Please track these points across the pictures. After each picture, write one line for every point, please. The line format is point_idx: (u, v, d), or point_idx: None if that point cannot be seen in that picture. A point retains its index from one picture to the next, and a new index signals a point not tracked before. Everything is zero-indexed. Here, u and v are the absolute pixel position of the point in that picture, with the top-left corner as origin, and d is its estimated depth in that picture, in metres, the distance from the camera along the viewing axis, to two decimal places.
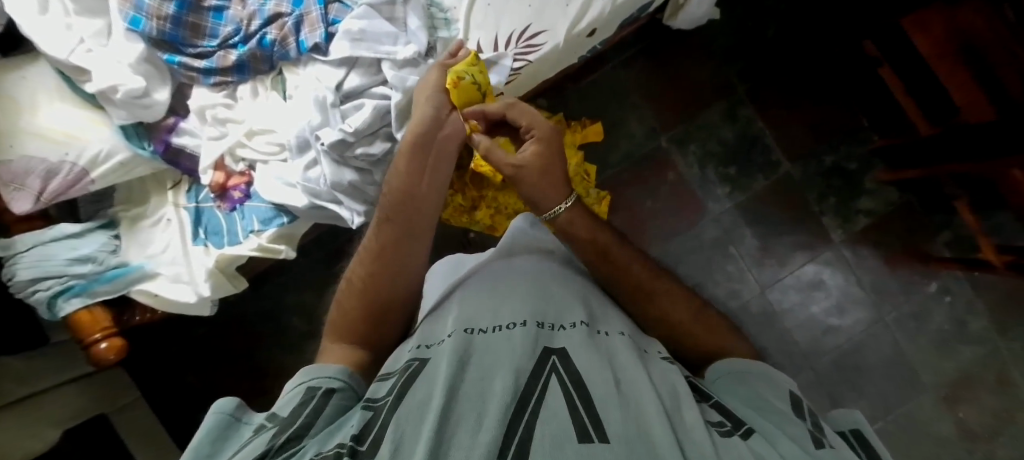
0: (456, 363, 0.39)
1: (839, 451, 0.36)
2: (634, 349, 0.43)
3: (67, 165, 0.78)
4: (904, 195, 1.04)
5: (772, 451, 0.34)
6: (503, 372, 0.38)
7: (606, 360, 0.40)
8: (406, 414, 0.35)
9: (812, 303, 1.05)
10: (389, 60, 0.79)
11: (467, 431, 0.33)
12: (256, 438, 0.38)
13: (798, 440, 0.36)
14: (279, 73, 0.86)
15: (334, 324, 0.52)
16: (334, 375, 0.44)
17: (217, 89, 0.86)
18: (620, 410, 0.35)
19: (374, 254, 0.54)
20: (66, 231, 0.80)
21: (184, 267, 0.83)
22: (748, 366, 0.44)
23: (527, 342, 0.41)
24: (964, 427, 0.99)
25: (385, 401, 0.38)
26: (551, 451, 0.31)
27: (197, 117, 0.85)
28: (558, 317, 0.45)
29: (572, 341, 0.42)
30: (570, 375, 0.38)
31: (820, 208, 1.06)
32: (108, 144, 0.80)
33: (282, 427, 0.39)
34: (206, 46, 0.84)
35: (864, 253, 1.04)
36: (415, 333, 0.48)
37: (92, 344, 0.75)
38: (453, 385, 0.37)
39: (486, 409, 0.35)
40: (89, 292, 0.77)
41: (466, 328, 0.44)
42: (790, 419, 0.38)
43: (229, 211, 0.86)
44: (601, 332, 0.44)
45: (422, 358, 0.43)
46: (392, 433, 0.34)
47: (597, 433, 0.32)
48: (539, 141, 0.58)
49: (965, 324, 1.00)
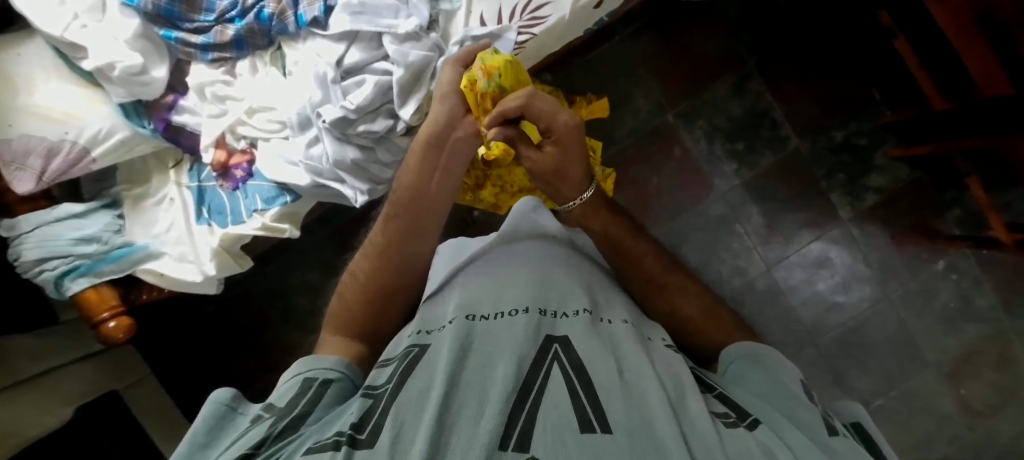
0: (458, 351, 0.39)
1: (850, 439, 0.36)
2: (636, 334, 0.43)
3: (67, 144, 0.78)
4: (914, 172, 1.02)
5: (779, 443, 0.33)
6: (504, 360, 0.38)
7: (609, 347, 0.40)
8: (406, 402, 0.36)
9: (818, 281, 1.05)
10: (390, 33, 0.77)
11: (468, 418, 0.33)
12: (253, 427, 0.39)
13: (809, 429, 0.36)
14: (277, 48, 0.84)
15: (336, 318, 0.53)
16: (331, 366, 0.45)
17: (215, 66, 0.84)
18: (624, 402, 0.34)
19: (377, 251, 0.55)
20: (68, 211, 0.80)
21: (189, 247, 0.83)
22: (764, 350, 0.45)
23: (529, 329, 0.41)
24: (966, 403, 1.00)
25: (385, 389, 0.38)
26: (552, 442, 0.31)
27: (196, 94, 0.83)
28: (560, 303, 0.45)
29: (575, 329, 0.42)
30: (572, 363, 0.38)
31: (829, 185, 1.05)
32: (108, 123, 0.79)
33: (278, 417, 0.40)
34: (203, 21, 0.82)
35: (872, 230, 1.04)
36: (415, 318, 0.48)
37: (100, 323, 0.76)
38: (454, 373, 0.37)
39: (487, 397, 0.35)
40: (95, 272, 0.78)
41: (468, 314, 0.44)
42: (802, 404, 0.38)
43: (231, 190, 0.86)
44: (604, 318, 0.44)
45: (422, 344, 0.43)
46: (391, 421, 0.34)
47: (600, 425, 0.32)
48: (556, 144, 0.54)
49: (972, 301, 1.00)
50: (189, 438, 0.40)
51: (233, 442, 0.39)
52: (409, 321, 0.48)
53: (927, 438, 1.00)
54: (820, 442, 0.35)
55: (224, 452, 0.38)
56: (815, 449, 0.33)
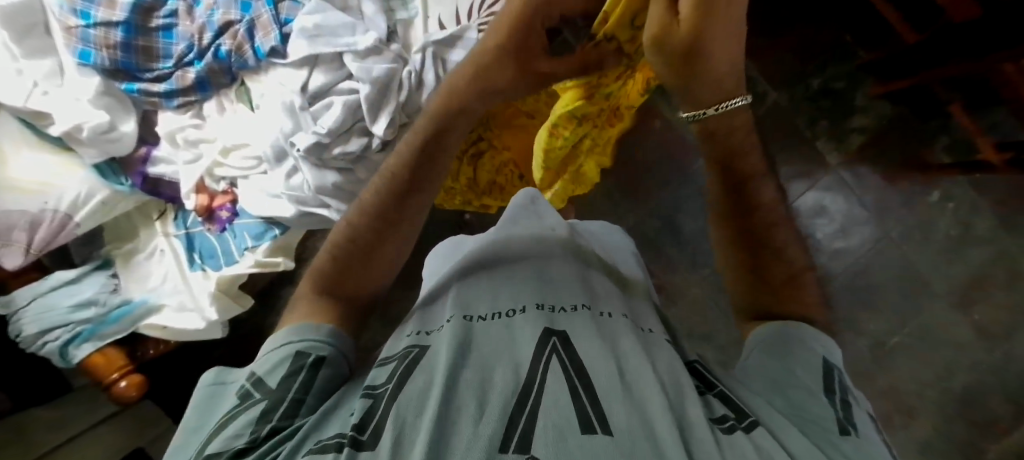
0: (458, 351, 0.38)
1: (864, 441, 0.35)
2: (635, 329, 0.42)
3: (48, 213, 0.77)
4: (897, 107, 1.01)
5: (777, 447, 0.32)
6: (504, 363, 0.38)
7: (608, 345, 0.39)
8: (407, 402, 0.35)
9: (816, 230, 1.05)
10: (351, 52, 0.76)
11: (468, 418, 0.33)
12: (245, 410, 0.38)
13: (817, 424, 0.36)
14: (241, 84, 0.83)
15: (325, 265, 0.50)
16: (322, 338, 0.44)
17: (183, 110, 0.84)
18: (625, 404, 0.34)
19: (377, 210, 0.51)
20: (62, 278, 0.80)
21: (187, 294, 0.83)
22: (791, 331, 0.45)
23: (527, 328, 0.41)
24: (981, 328, 0.99)
25: (385, 389, 0.38)
26: (553, 443, 0.30)
27: (168, 143, 0.83)
28: (558, 298, 0.45)
29: (575, 324, 0.42)
30: (571, 359, 0.38)
31: (813, 133, 1.04)
32: (85, 186, 0.79)
33: (270, 403, 0.39)
34: (162, 68, 0.81)
35: (863, 171, 1.03)
36: (414, 316, 0.48)
37: (110, 384, 0.74)
38: (454, 371, 0.37)
39: (487, 397, 0.34)
40: (98, 335, 0.77)
41: (466, 314, 0.43)
42: (812, 397, 0.38)
43: (219, 232, 0.85)
44: (604, 314, 0.44)
45: (422, 344, 0.42)
46: (392, 422, 0.34)
47: (600, 425, 0.32)
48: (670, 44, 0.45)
49: (972, 226, 0.99)
50: (185, 422, 0.41)
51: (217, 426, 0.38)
52: (407, 320, 0.48)
53: (948, 367, 1.00)
54: (833, 444, 0.34)
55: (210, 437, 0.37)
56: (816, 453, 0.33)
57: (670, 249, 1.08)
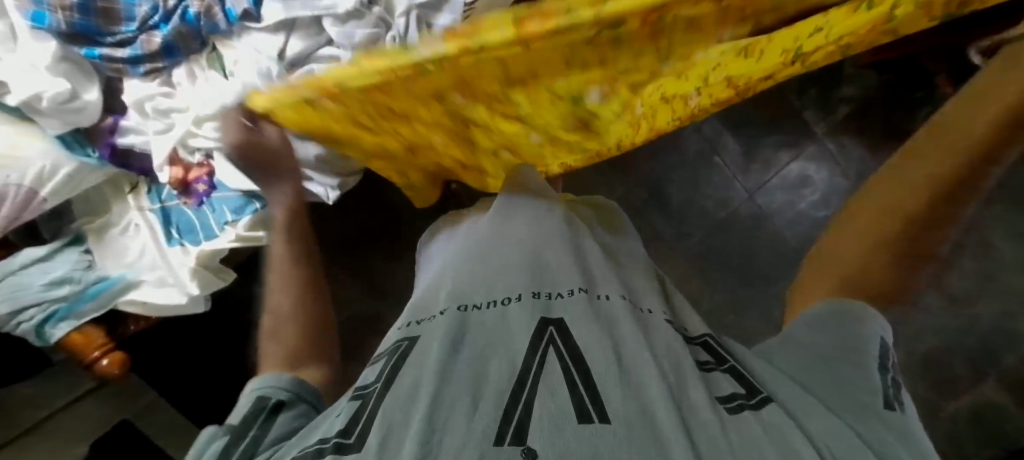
0: (450, 344, 0.38)
1: (906, 417, 0.37)
2: (633, 311, 0.42)
3: (12, 188, 0.73)
4: (884, 76, 1.01)
5: (783, 425, 0.34)
6: (500, 355, 0.37)
7: (606, 329, 0.39)
8: (397, 400, 0.35)
9: (800, 200, 1.05)
10: (330, 15, 0.72)
11: (461, 412, 0.32)
12: (211, 444, 0.41)
13: (861, 403, 0.37)
14: (213, 49, 0.78)
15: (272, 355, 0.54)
16: (282, 385, 0.47)
17: (150, 78, 0.79)
18: (623, 389, 0.34)
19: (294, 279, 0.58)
20: (31, 256, 0.78)
21: (166, 269, 0.81)
22: (854, 307, 0.44)
23: (522, 315, 0.40)
24: (948, 294, 1.03)
25: (374, 388, 0.38)
26: (551, 431, 0.30)
27: (136, 112, 0.79)
28: (555, 284, 0.44)
29: (572, 310, 0.41)
30: (568, 348, 0.37)
31: (801, 102, 1.04)
32: (50, 159, 0.75)
33: (235, 436, 0.41)
34: (125, 32, 0.76)
35: (847, 142, 1.03)
36: (407, 307, 0.48)
37: (92, 362, 0.74)
38: (447, 367, 0.36)
39: (482, 391, 0.34)
40: (74, 314, 0.74)
41: (460, 304, 0.43)
42: (859, 380, 0.39)
43: (197, 205, 0.82)
44: (601, 296, 0.44)
45: (412, 336, 0.42)
46: (381, 423, 0.33)
47: (597, 413, 0.31)
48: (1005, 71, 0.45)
49: None
50: None
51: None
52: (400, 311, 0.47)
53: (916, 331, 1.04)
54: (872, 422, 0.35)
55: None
56: (828, 434, 0.34)
57: (656, 219, 1.08)
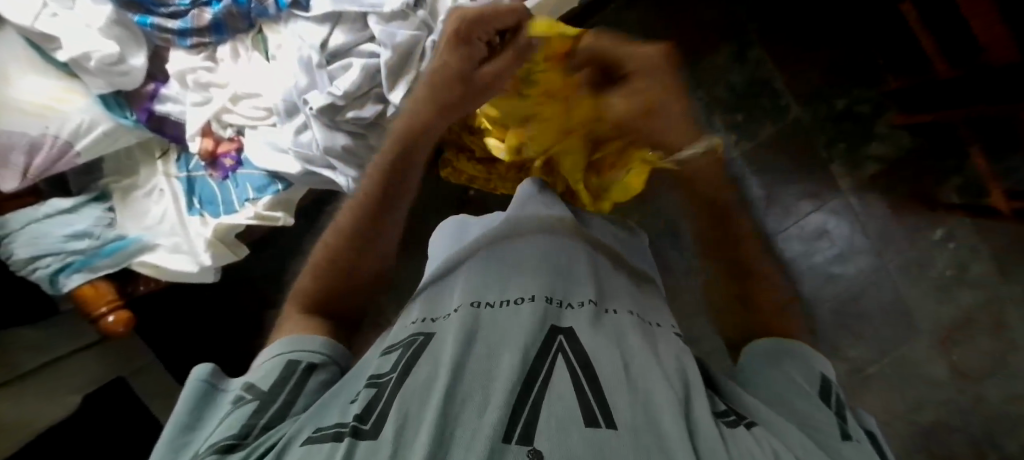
0: (462, 339, 0.38)
1: None
2: (641, 326, 0.42)
3: (49, 138, 0.75)
4: (916, 139, 1.00)
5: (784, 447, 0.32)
6: (510, 349, 0.37)
7: (615, 341, 0.39)
8: (411, 390, 0.34)
9: (815, 252, 1.05)
10: (376, 13, 0.75)
11: (473, 408, 0.32)
12: (237, 410, 0.38)
13: None
14: (259, 31, 0.83)
15: (301, 297, 0.51)
16: (314, 349, 0.45)
17: (195, 52, 0.82)
18: (629, 398, 0.33)
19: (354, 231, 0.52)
20: (58, 206, 0.79)
21: (183, 237, 0.82)
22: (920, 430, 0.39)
23: (534, 315, 0.40)
24: (957, 369, 0.98)
25: (389, 377, 0.37)
26: (557, 432, 0.30)
27: (177, 82, 0.82)
28: (567, 293, 0.44)
29: (581, 321, 0.41)
30: (577, 355, 0.37)
31: (830, 155, 1.04)
32: (89, 115, 0.77)
33: (264, 401, 0.39)
34: (179, 5, 0.81)
35: (871, 199, 1.03)
36: (420, 303, 0.47)
37: (98, 317, 0.75)
38: (458, 360, 0.36)
39: (493, 387, 0.34)
40: (90, 267, 0.77)
41: (474, 301, 0.43)
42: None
43: (221, 179, 0.84)
44: (609, 310, 0.44)
45: (427, 332, 0.42)
46: (397, 411, 0.33)
47: (604, 418, 0.31)
48: None
49: (968, 269, 0.98)
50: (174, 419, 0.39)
51: (215, 425, 0.38)
52: (413, 307, 0.47)
53: (919, 402, 0.99)
54: None
55: (206, 438, 0.37)
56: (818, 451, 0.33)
57: (668, 251, 1.09)
